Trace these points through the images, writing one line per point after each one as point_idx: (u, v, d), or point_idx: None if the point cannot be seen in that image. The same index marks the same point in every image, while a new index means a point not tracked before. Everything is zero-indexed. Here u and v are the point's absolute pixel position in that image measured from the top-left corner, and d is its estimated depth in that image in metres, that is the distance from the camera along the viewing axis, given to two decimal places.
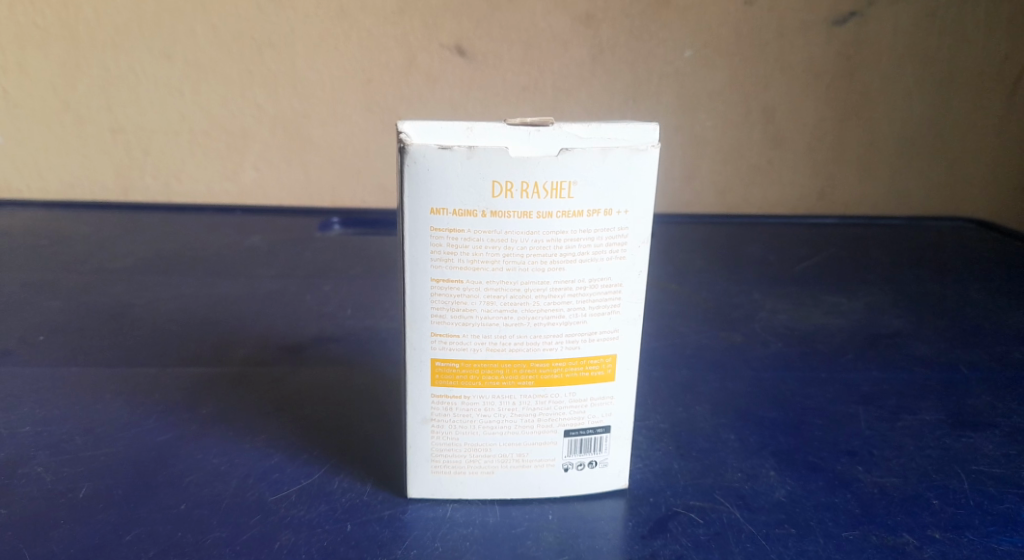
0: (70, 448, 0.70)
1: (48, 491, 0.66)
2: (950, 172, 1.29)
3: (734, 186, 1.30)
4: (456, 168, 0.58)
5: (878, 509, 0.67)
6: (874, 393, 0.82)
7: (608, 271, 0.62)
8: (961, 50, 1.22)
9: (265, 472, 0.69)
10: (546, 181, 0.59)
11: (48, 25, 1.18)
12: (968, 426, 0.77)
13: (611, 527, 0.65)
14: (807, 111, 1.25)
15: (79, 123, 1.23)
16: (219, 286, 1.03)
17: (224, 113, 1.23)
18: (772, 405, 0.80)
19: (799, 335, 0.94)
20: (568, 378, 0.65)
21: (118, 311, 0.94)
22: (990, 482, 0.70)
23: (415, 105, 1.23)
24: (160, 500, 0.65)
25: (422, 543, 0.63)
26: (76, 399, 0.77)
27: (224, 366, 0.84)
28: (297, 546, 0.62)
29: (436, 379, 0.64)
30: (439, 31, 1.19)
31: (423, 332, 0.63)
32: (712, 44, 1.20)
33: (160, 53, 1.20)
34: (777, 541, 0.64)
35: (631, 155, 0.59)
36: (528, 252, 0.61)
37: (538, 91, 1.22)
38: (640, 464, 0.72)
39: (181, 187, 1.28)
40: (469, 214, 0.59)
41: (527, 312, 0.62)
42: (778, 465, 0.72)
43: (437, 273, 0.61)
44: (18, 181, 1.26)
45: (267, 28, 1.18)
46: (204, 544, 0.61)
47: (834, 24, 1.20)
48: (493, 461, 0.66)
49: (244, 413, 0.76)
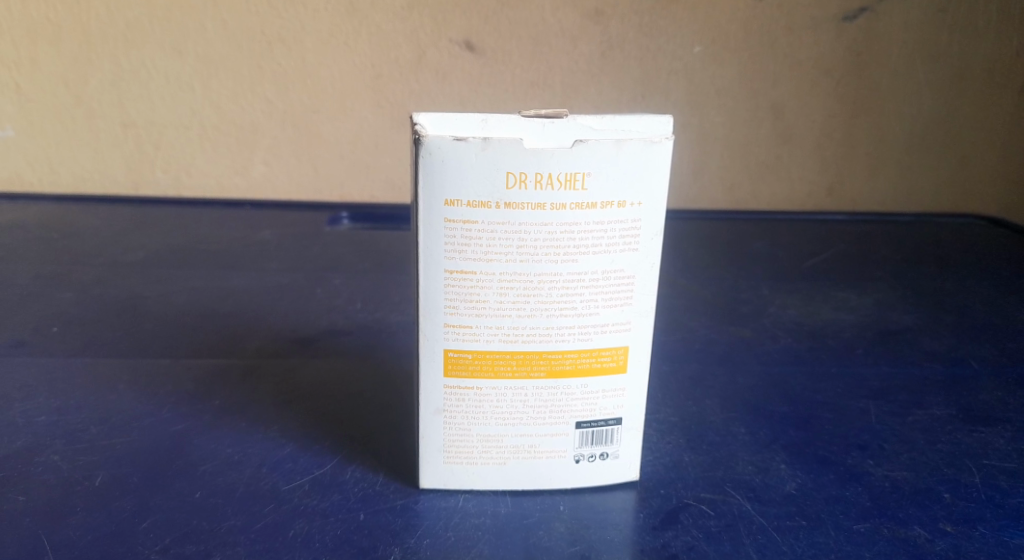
0: (84, 438, 0.71)
1: (63, 479, 0.66)
2: (959, 169, 1.29)
3: (742, 183, 1.30)
4: (470, 159, 0.58)
5: (888, 502, 0.67)
6: (884, 387, 0.82)
7: (621, 262, 0.62)
8: (971, 47, 1.22)
9: (278, 461, 0.69)
10: (560, 172, 0.59)
11: (60, 19, 1.18)
12: (979, 421, 0.77)
13: (622, 518, 0.66)
14: (816, 107, 1.25)
15: (90, 117, 1.24)
16: (230, 279, 1.03)
17: (233, 107, 1.24)
18: (781, 399, 0.80)
19: (808, 330, 0.94)
20: (581, 369, 0.65)
21: (129, 304, 0.94)
22: (1001, 477, 0.70)
23: (423, 101, 1.23)
24: (175, 489, 0.66)
25: (435, 533, 0.63)
26: (89, 389, 0.77)
27: (235, 358, 0.84)
28: (311, 535, 0.62)
29: (449, 370, 0.64)
30: (448, 27, 1.19)
31: (437, 322, 0.63)
32: (721, 40, 1.20)
33: (171, 48, 1.20)
34: (788, 533, 0.64)
35: (646, 147, 0.59)
36: (541, 243, 0.61)
37: (547, 87, 1.22)
38: (650, 456, 0.72)
39: (191, 181, 1.29)
40: (482, 206, 0.60)
41: (540, 304, 0.63)
42: (789, 458, 0.72)
43: (450, 264, 0.61)
44: (29, 174, 1.26)
45: (277, 23, 1.19)
46: (218, 532, 0.62)
47: (843, 20, 1.20)
48: (506, 451, 0.67)
49: (256, 404, 0.76)
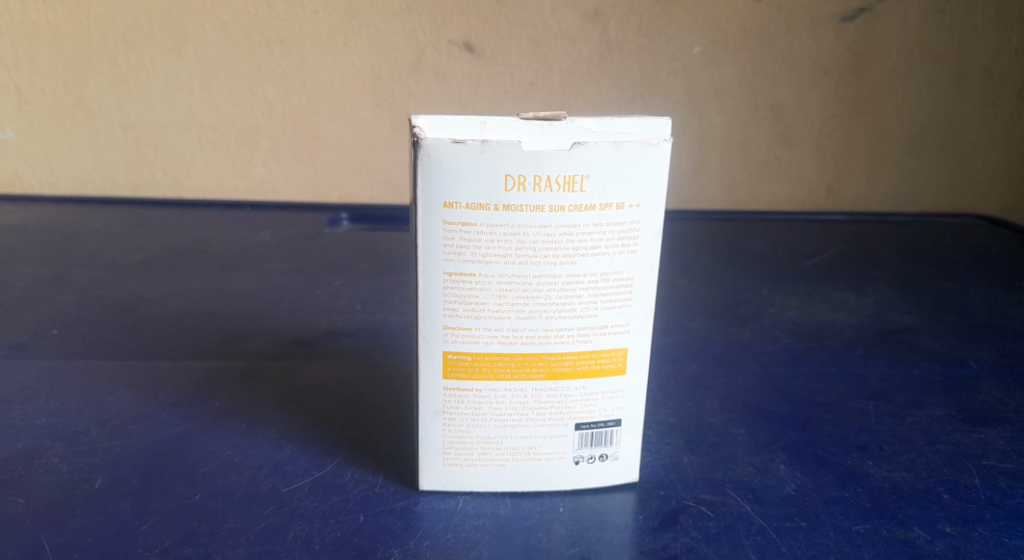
0: (84, 440, 0.71)
1: (64, 481, 0.66)
2: (958, 169, 1.29)
3: (741, 183, 1.30)
4: (469, 162, 0.58)
5: (888, 502, 0.67)
6: (883, 388, 0.82)
7: (620, 264, 0.63)
8: (970, 47, 1.22)
9: (278, 463, 0.69)
10: (559, 174, 0.59)
11: (60, 21, 1.18)
12: (978, 421, 0.77)
13: (621, 519, 0.66)
14: (816, 107, 1.25)
15: (89, 119, 1.24)
16: (229, 280, 1.03)
17: (233, 108, 1.24)
18: (780, 399, 0.80)
19: (807, 330, 0.94)
20: (580, 371, 0.65)
21: (130, 305, 0.94)
22: (1000, 478, 0.70)
23: (423, 102, 1.23)
24: (175, 491, 0.66)
25: (435, 535, 0.63)
26: (90, 391, 0.77)
27: (234, 360, 0.84)
28: (311, 537, 0.62)
29: (449, 372, 0.64)
30: (447, 28, 1.19)
31: (436, 324, 0.63)
32: (720, 40, 1.20)
33: (171, 49, 1.20)
34: (787, 535, 0.64)
35: (645, 149, 0.59)
36: (540, 245, 0.61)
37: (546, 87, 1.22)
38: (650, 458, 0.72)
39: (191, 183, 1.29)
40: (481, 208, 0.60)
41: (539, 306, 0.63)
42: (788, 459, 0.72)
43: (449, 266, 0.61)
44: (29, 175, 1.26)
45: (276, 24, 1.19)
46: (218, 534, 0.62)
47: (842, 20, 1.20)
48: (505, 453, 0.67)
49: (256, 406, 0.76)
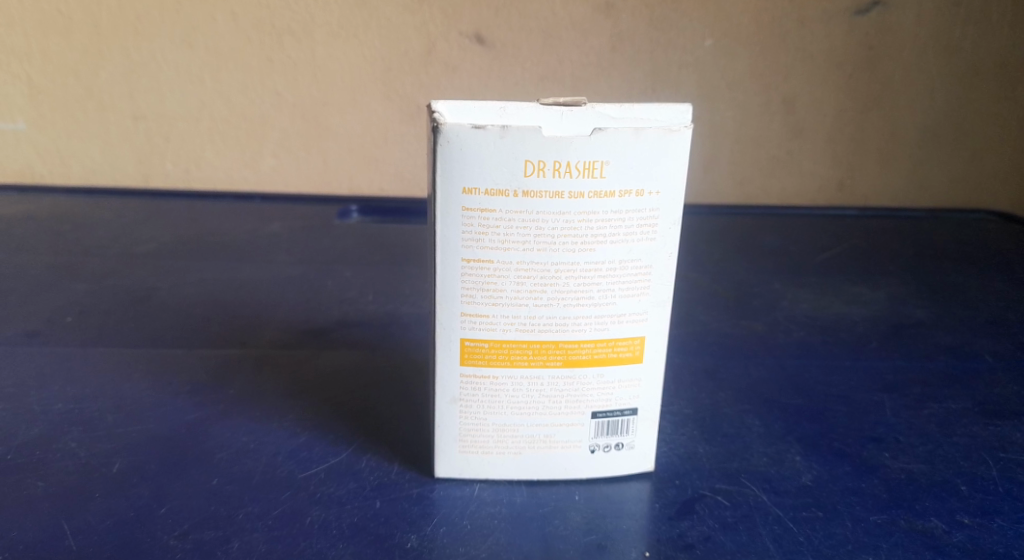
0: (100, 426, 0.71)
1: (81, 465, 0.66)
2: (970, 164, 1.29)
3: (752, 177, 1.30)
4: (490, 147, 0.58)
5: (905, 493, 0.67)
6: (899, 381, 0.82)
7: (639, 252, 0.62)
8: (984, 41, 1.21)
9: (294, 450, 0.69)
10: (579, 160, 0.59)
11: (72, 12, 1.18)
12: (994, 415, 0.76)
13: (638, 508, 0.66)
14: (827, 101, 1.25)
15: (101, 109, 1.24)
16: (240, 271, 1.03)
17: (244, 101, 1.24)
18: (795, 392, 0.80)
19: (820, 323, 0.93)
20: (597, 359, 0.65)
21: (142, 295, 0.94)
22: (1018, 470, 0.69)
23: (433, 95, 1.23)
24: (192, 476, 0.66)
25: (451, 521, 0.63)
26: (103, 378, 0.77)
27: (247, 349, 0.84)
28: (328, 522, 0.62)
29: (465, 358, 0.64)
30: (458, 20, 1.19)
31: (453, 311, 0.63)
32: (732, 33, 1.20)
33: (182, 40, 1.20)
34: (804, 524, 0.64)
35: (664, 137, 0.59)
36: (559, 232, 0.61)
37: (557, 80, 1.22)
38: (665, 448, 0.72)
39: (201, 174, 1.29)
40: (500, 194, 0.59)
41: (556, 293, 0.63)
42: (804, 450, 0.72)
43: (468, 253, 0.61)
44: (39, 165, 1.26)
45: (287, 14, 1.19)
46: (237, 518, 0.62)
47: (855, 14, 1.19)
48: (520, 442, 0.66)
49: (269, 394, 0.76)
